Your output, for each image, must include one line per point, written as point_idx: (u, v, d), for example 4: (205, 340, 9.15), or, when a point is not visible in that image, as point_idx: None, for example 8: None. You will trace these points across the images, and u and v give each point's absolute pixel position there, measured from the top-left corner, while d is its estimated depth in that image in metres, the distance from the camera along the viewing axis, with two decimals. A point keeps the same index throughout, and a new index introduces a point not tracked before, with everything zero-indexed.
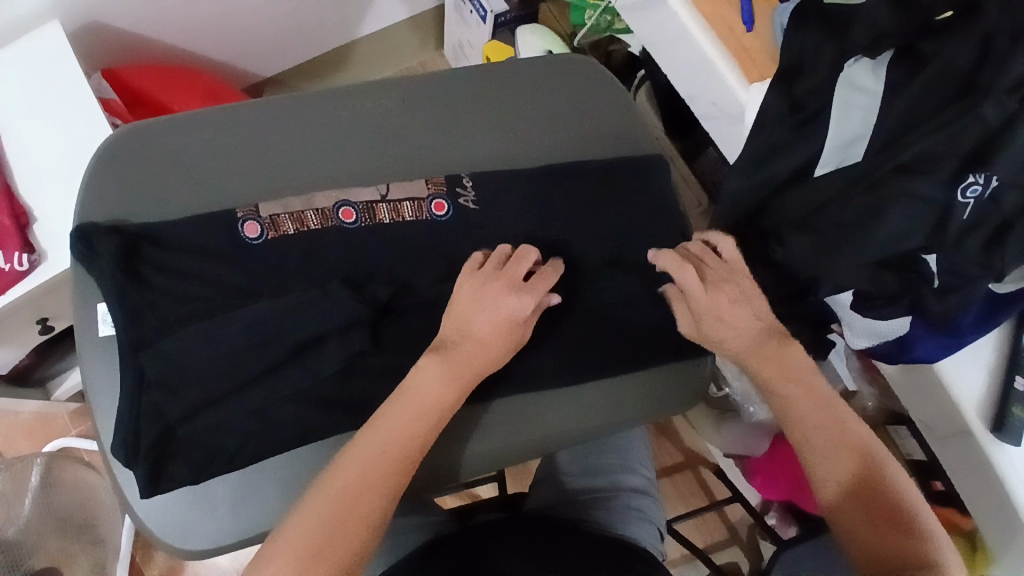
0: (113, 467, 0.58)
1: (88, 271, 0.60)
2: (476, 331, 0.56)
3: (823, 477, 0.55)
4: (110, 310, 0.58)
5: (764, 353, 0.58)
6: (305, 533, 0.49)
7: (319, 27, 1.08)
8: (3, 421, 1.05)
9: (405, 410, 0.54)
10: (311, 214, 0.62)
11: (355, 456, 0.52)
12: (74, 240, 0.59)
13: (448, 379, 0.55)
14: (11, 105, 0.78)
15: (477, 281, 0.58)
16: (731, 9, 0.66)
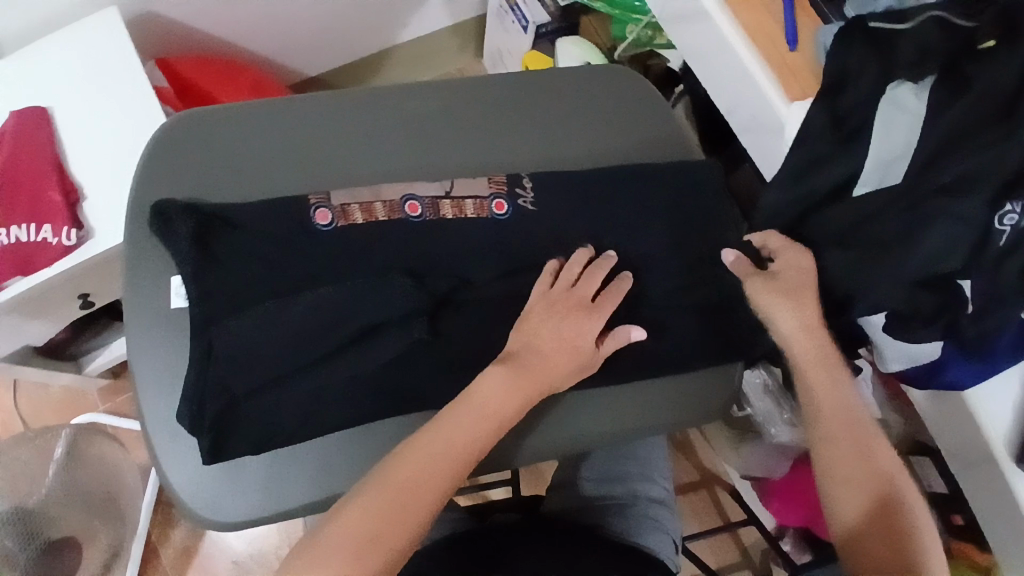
0: (149, 439, 0.60)
1: (164, 245, 0.62)
2: (543, 346, 0.59)
3: (847, 498, 0.57)
4: (183, 285, 0.60)
5: (815, 372, 0.62)
6: (368, 507, 0.51)
7: (364, 29, 1.11)
8: (35, 393, 1.08)
9: (473, 410, 0.56)
10: (370, 205, 0.63)
11: (415, 448, 0.54)
12: (154, 214, 0.62)
13: (516, 393, 0.57)
14: (67, 87, 0.80)
15: (550, 301, 0.61)
16: (776, 26, 0.66)
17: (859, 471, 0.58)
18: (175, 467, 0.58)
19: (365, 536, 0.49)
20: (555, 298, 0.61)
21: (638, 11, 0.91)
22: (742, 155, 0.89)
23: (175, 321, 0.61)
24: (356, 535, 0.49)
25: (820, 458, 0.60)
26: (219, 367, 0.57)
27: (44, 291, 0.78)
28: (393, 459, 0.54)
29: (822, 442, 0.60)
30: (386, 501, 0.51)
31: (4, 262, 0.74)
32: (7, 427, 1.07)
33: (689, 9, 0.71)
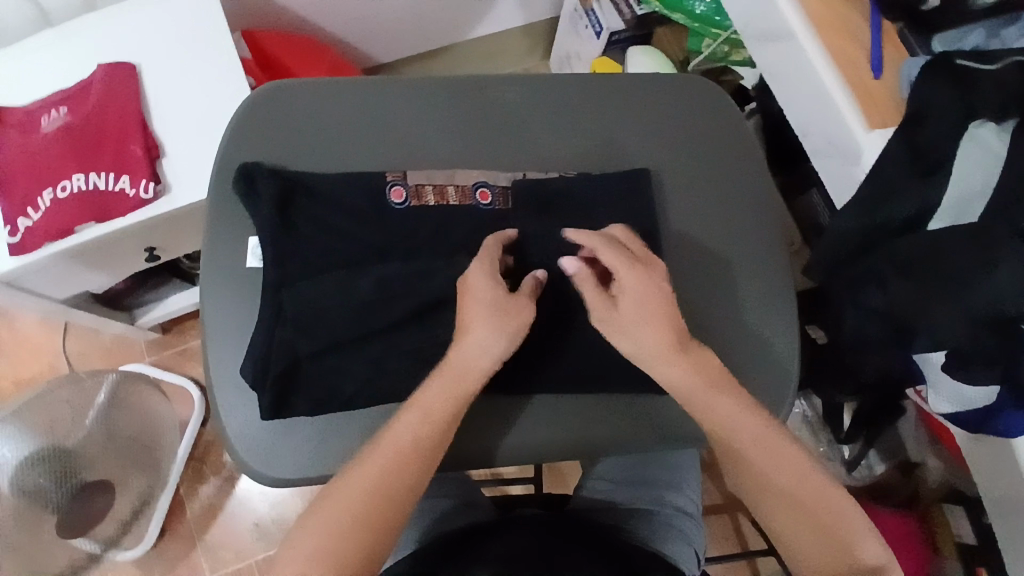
0: (211, 389, 0.63)
1: (246, 208, 0.65)
2: (467, 341, 0.56)
3: (797, 530, 0.53)
4: (261, 246, 0.63)
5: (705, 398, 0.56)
6: (314, 543, 0.50)
7: (441, 22, 1.13)
8: (85, 337, 1.12)
9: (445, 393, 0.55)
10: (445, 188, 0.65)
11: (392, 436, 0.54)
12: (238, 174, 0.64)
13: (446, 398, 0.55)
14: (156, 47, 0.83)
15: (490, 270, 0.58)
16: (862, 53, 0.67)
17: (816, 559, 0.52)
18: (236, 417, 0.61)
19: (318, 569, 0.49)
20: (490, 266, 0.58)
21: (720, 25, 0.92)
22: (811, 177, 0.89)
23: (247, 281, 0.64)
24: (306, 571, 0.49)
25: (753, 475, 0.55)
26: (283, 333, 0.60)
27: (115, 240, 0.81)
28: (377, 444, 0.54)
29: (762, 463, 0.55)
30: (366, 485, 0.52)
31: (78, 209, 0.75)
32: (56, 368, 1.10)
33: (776, 29, 0.71)
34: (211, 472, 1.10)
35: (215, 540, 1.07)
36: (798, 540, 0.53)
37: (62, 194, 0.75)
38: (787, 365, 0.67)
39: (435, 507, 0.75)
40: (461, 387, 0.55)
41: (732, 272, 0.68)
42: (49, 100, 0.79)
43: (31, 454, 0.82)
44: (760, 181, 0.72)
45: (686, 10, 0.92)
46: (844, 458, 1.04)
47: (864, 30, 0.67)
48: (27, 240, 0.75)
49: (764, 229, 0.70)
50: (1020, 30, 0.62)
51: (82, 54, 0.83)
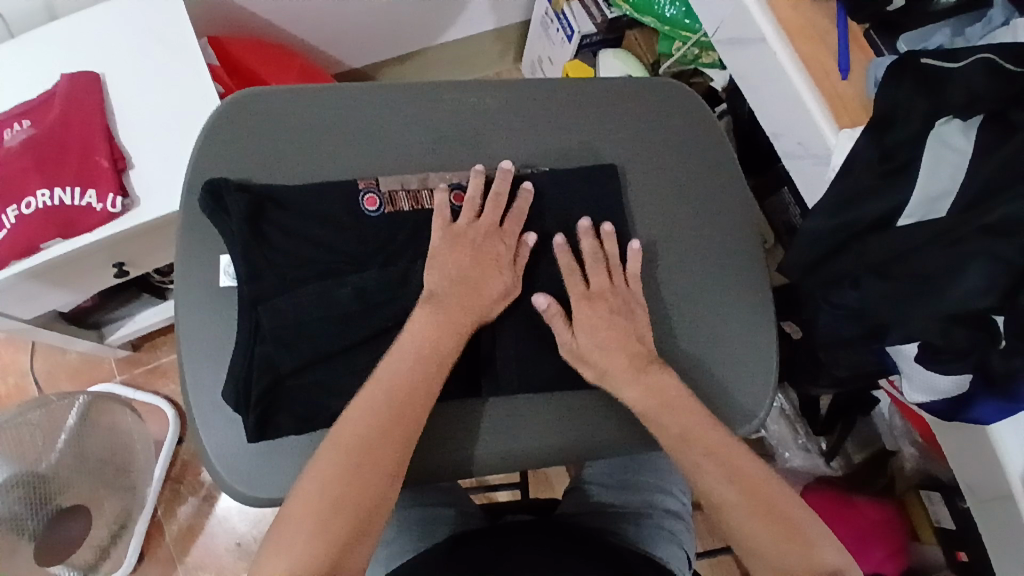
0: (189, 409, 0.61)
1: (214, 226, 0.63)
2: (454, 277, 0.61)
3: (738, 520, 0.55)
4: (232, 264, 0.62)
5: (655, 402, 0.60)
6: (319, 489, 0.50)
7: (411, 27, 1.12)
8: (52, 357, 1.09)
9: (379, 394, 0.55)
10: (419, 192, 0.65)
11: (339, 443, 0.53)
12: (205, 192, 0.63)
13: (439, 330, 0.59)
14: (120, 56, 0.81)
15: (453, 240, 0.63)
16: (830, 54, 0.68)
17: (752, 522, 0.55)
18: (218, 439, 0.60)
19: (325, 512, 0.50)
20: (457, 232, 0.63)
21: (688, 29, 0.92)
22: (782, 178, 0.91)
23: (220, 299, 0.63)
24: (314, 516, 0.49)
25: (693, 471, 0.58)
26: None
27: (82, 256, 0.79)
28: (320, 455, 0.52)
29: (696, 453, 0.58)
30: (324, 495, 0.50)
31: (43, 225, 0.73)
32: (22, 390, 1.07)
33: (745, 33, 0.72)
34: (189, 491, 1.07)
35: (196, 561, 1.05)
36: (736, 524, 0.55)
37: (27, 211, 0.73)
38: (766, 363, 0.68)
39: (423, 518, 0.75)
40: (397, 386, 0.56)
41: (709, 272, 0.69)
42: (11, 112, 0.77)
43: (6, 479, 0.78)
44: (734, 181, 0.73)
45: (655, 13, 0.93)
46: (822, 449, 1.03)
47: (830, 32, 0.69)
48: None
49: (738, 229, 0.71)
50: (984, 27, 0.63)
51: (39, 65, 0.81)
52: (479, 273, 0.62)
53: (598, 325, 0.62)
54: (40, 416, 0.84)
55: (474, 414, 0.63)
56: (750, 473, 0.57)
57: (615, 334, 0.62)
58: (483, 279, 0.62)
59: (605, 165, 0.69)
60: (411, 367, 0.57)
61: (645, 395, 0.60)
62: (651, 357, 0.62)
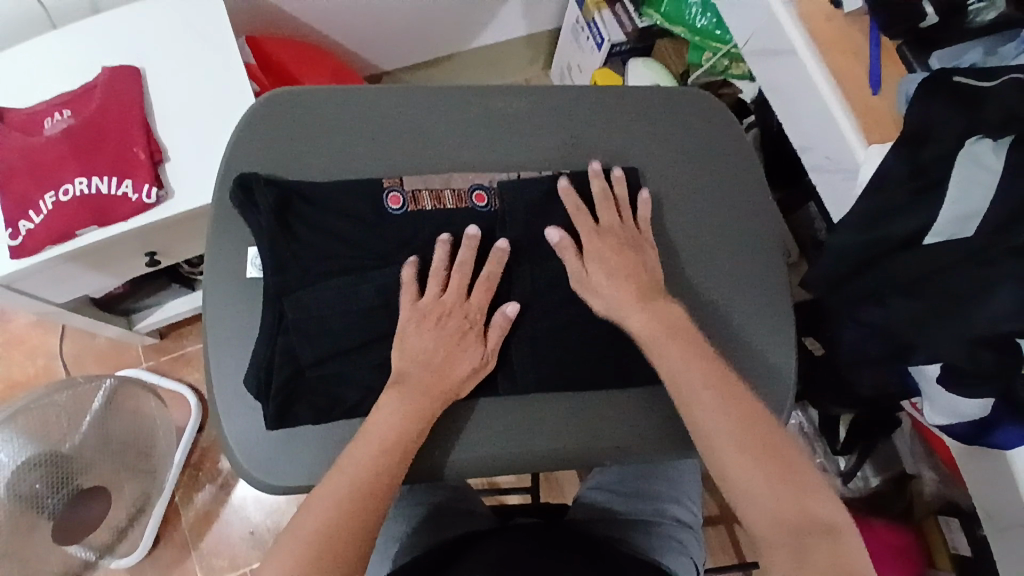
0: (212, 397, 0.63)
1: (243, 218, 0.64)
2: (422, 359, 0.60)
3: (743, 460, 0.55)
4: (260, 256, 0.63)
5: (664, 338, 0.61)
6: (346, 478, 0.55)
7: (443, 31, 1.14)
8: (82, 340, 1.12)
9: (366, 447, 0.56)
10: (438, 189, 0.65)
11: (324, 495, 0.54)
12: (234, 185, 0.64)
13: (414, 407, 0.58)
14: (160, 51, 0.84)
15: (417, 317, 0.61)
16: (861, 69, 0.68)
17: (754, 472, 0.54)
18: (239, 425, 0.61)
19: (353, 503, 0.54)
20: (421, 309, 0.61)
21: (720, 40, 0.93)
22: (809, 192, 0.90)
23: (247, 290, 0.64)
24: (343, 506, 0.54)
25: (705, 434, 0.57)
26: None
27: (116, 243, 0.81)
28: (337, 469, 0.56)
29: (706, 409, 0.57)
30: (306, 545, 0.52)
31: (79, 211, 0.75)
32: (51, 371, 1.10)
33: (776, 45, 0.72)
34: (207, 479, 1.09)
35: (210, 547, 1.07)
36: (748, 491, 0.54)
37: (64, 198, 0.75)
38: (785, 377, 0.67)
39: (432, 516, 0.75)
40: (384, 437, 0.57)
41: (729, 284, 0.69)
42: (53, 101, 0.80)
43: (28, 459, 0.80)
44: (759, 193, 0.73)
45: (687, 23, 0.94)
46: (840, 469, 1.02)
47: (863, 47, 0.69)
48: (26, 243, 0.75)
49: (761, 242, 0.71)
50: (1018, 47, 0.62)
51: (84, 58, 0.84)
52: (444, 358, 0.60)
53: (614, 261, 0.64)
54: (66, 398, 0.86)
55: (488, 414, 0.64)
56: (765, 428, 0.56)
57: (632, 267, 0.64)
58: (449, 360, 0.61)
59: (627, 169, 0.70)
60: (398, 419, 0.58)
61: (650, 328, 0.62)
62: (657, 290, 0.63)
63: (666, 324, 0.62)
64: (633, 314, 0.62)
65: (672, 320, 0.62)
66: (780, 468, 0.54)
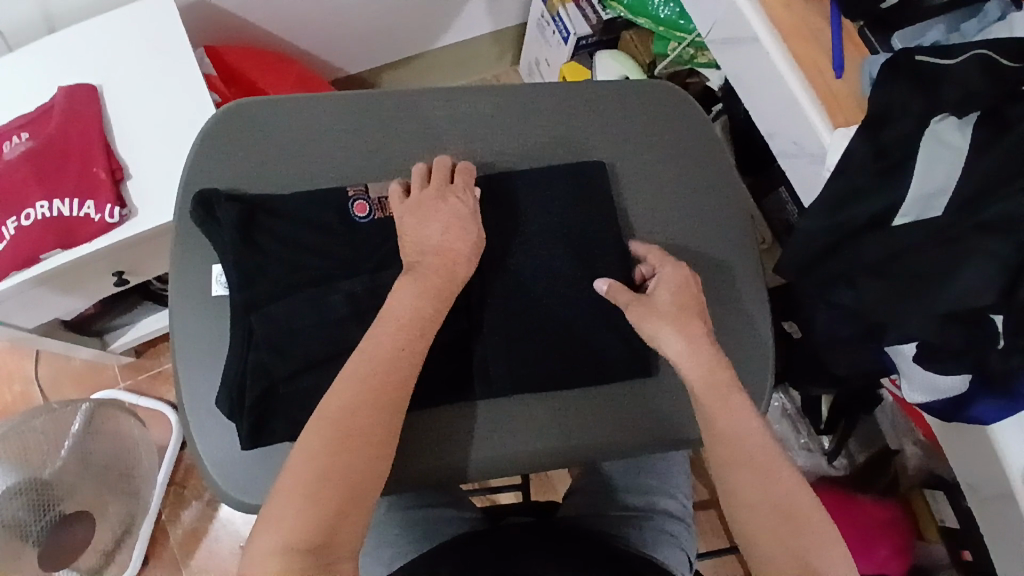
0: (187, 418, 0.62)
1: (208, 236, 0.63)
2: (427, 244, 0.61)
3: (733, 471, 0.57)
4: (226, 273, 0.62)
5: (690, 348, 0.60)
6: (310, 466, 0.52)
7: (408, 31, 1.12)
8: (56, 364, 1.10)
9: (356, 381, 0.55)
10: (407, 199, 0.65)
11: (320, 428, 0.53)
12: (195, 203, 0.63)
13: (420, 303, 0.58)
14: (116, 67, 0.82)
15: (412, 209, 0.62)
16: (823, 53, 0.68)
17: (744, 484, 0.56)
18: (215, 445, 0.60)
19: (319, 491, 0.51)
20: (414, 202, 0.62)
21: (684, 30, 0.92)
22: (778, 179, 0.90)
23: (215, 307, 0.63)
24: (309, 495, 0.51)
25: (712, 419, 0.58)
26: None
27: (82, 265, 0.79)
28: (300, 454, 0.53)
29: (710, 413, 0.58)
30: (304, 479, 0.51)
31: (42, 235, 0.74)
32: (26, 397, 1.08)
33: (738, 32, 0.72)
34: (193, 496, 1.08)
35: (200, 565, 1.06)
36: (736, 480, 0.56)
37: (27, 222, 0.74)
38: (763, 364, 0.67)
39: (420, 521, 0.75)
40: (372, 368, 0.55)
41: (703, 274, 0.69)
42: (10, 123, 0.78)
43: (12, 486, 0.79)
44: (729, 181, 0.72)
45: (650, 14, 0.93)
46: (824, 448, 1.03)
47: (823, 30, 0.68)
48: None
49: (734, 230, 0.71)
50: (979, 23, 0.62)
51: (37, 77, 0.82)
52: (445, 240, 0.61)
53: (681, 318, 0.61)
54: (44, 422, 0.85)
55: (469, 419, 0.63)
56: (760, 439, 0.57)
57: (694, 314, 0.62)
58: (449, 242, 0.60)
59: (591, 161, 0.69)
60: (386, 350, 0.56)
61: (677, 320, 0.61)
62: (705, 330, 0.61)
63: (692, 314, 0.62)
64: (661, 329, 0.61)
65: (695, 310, 0.62)
66: (765, 481, 0.56)
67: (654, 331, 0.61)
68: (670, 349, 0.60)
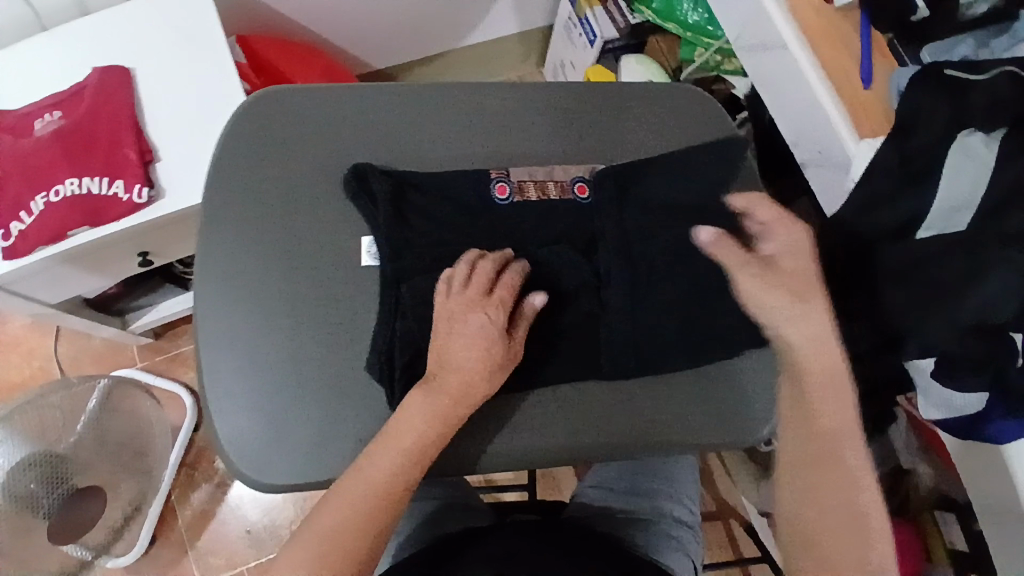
0: (204, 395, 0.62)
1: (249, 220, 0.65)
2: (456, 359, 0.57)
3: (794, 471, 0.55)
4: (257, 257, 0.64)
5: (818, 340, 0.56)
6: (376, 468, 0.55)
7: (436, 28, 1.13)
8: (76, 342, 1.12)
9: (432, 412, 0.56)
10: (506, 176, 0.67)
11: (384, 450, 0.55)
12: (245, 188, 0.66)
13: (467, 383, 0.57)
14: (150, 51, 0.83)
15: (449, 310, 0.59)
16: (851, 63, 0.67)
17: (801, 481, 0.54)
18: (228, 423, 0.61)
19: (380, 492, 0.54)
20: (452, 307, 0.59)
21: (710, 36, 0.92)
22: (801, 187, 0.89)
23: (236, 285, 0.64)
24: (371, 495, 0.54)
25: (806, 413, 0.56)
26: (283, 321, 0.62)
27: (107, 244, 0.81)
28: (373, 452, 0.55)
29: (816, 403, 0.56)
30: (360, 492, 0.54)
31: (70, 213, 0.75)
32: (45, 373, 1.10)
33: (768, 39, 0.72)
34: (203, 478, 1.09)
35: (206, 547, 1.07)
36: (794, 475, 0.55)
37: (55, 198, 0.75)
38: (781, 374, 0.66)
39: (427, 513, 0.75)
40: (444, 404, 0.56)
41: None
42: (42, 102, 0.80)
43: (24, 459, 0.81)
44: (752, 186, 0.72)
45: (677, 19, 0.94)
46: None
47: (853, 40, 0.68)
48: (18, 244, 0.75)
49: None
50: (1010, 40, 0.61)
51: (72, 59, 0.83)
52: (472, 357, 0.57)
53: (793, 294, 0.56)
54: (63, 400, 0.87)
55: (483, 412, 0.63)
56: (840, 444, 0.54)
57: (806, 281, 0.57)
58: (478, 360, 0.57)
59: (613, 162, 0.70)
60: (460, 385, 0.57)
61: (788, 303, 0.56)
62: (818, 290, 0.56)
63: (798, 294, 0.56)
64: (776, 310, 0.56)
65: (805, 283, 0.57)
66: (818, 485, 0.54)
67: (769, 312, 0.57)
68: (795, 333, 0.56)
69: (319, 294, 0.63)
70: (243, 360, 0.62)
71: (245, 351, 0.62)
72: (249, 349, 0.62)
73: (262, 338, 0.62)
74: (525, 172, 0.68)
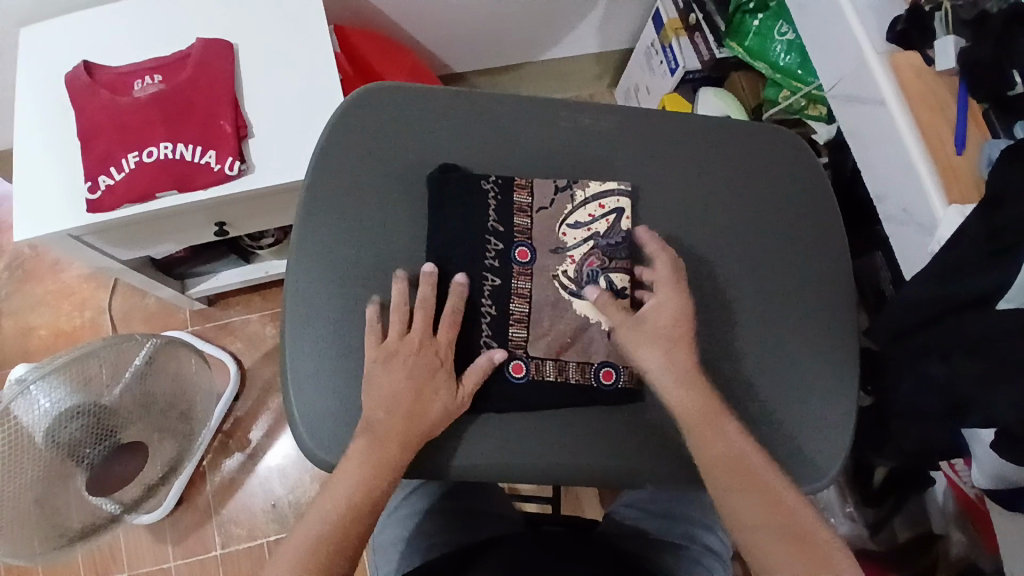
0: (284, 366, 0.64)
1: (350, 203, 0.67)
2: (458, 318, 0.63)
3: (728, 486, 0.58)
4: (352, 238, 0.66)
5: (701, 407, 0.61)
6: (361, 462, 0.58)
7: (516, 39, 1.16)
8: (131, 299, 1.16)
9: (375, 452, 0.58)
10: (517, 204, 0.68)
11: (350, 467, 0.58)
12: (347, 172, 0.68)
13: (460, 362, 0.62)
14: (253, 28, 0.86)
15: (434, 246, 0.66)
16: (947, 127, 0.68)
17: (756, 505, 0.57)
18: (303, 397, 0.63)
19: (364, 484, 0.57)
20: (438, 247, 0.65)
21: (801, 80, 0.93)
22: (878, 241, 0.90)
23: (329, 265, 0.65)
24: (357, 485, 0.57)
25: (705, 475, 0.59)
26: (371, 304, 0.65)
27: (188, 210, 0.83)
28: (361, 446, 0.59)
29: (715, 451, 0.59)
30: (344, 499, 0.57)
31: (160, 174, 0.77)
32: (96, 324, 1.15)
33: (867, 93, 0.74)
34: (236, 448, 1.12)
35: (229, 516, 1.08)
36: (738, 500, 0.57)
37: (147, 159, 0.78)
38: (834, 425, 0.67)
39: (466, 512, 0.76)
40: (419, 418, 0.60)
41: (790, 324, 0.69)
42: (143, 63, 0.83)
43: (71, 408, 0.78)
44: (830, 235, 0.73)
45: (769, 60, 0.95)
46: (868, 520, 1.04)
47: (951, 104, 0.68)
48: (104, 198, 0.77)
49: (828, 286, 0.71)
50: None
51: (175, 26, 0.86)
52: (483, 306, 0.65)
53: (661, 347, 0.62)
54: (109, 357, 0.83)
55: (547, 425, 0.64)
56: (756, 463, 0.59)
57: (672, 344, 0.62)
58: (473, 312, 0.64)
59: (695, 197, 0.72)
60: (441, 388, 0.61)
61: (677, 354, 0.62)
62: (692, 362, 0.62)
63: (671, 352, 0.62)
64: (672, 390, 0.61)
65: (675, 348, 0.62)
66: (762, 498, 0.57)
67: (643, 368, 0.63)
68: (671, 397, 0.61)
69: (404, 287, 0.66)
70: (326, 338, 0.64)
71: (329, 327, 0.64)
72: (332, 328, 0.64)
73: (348, 319, 0.64)
74: (537, 202, 0.69)
